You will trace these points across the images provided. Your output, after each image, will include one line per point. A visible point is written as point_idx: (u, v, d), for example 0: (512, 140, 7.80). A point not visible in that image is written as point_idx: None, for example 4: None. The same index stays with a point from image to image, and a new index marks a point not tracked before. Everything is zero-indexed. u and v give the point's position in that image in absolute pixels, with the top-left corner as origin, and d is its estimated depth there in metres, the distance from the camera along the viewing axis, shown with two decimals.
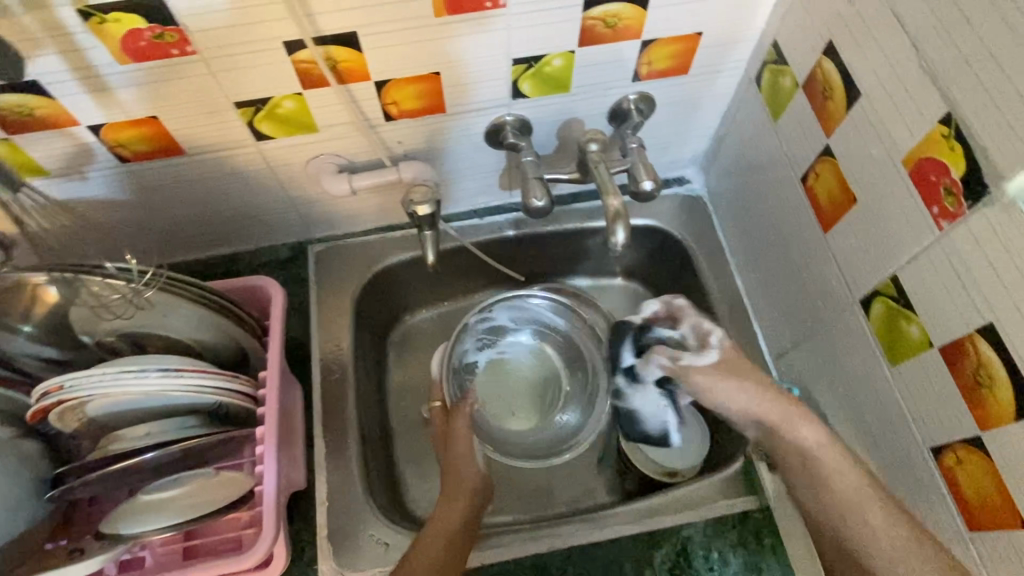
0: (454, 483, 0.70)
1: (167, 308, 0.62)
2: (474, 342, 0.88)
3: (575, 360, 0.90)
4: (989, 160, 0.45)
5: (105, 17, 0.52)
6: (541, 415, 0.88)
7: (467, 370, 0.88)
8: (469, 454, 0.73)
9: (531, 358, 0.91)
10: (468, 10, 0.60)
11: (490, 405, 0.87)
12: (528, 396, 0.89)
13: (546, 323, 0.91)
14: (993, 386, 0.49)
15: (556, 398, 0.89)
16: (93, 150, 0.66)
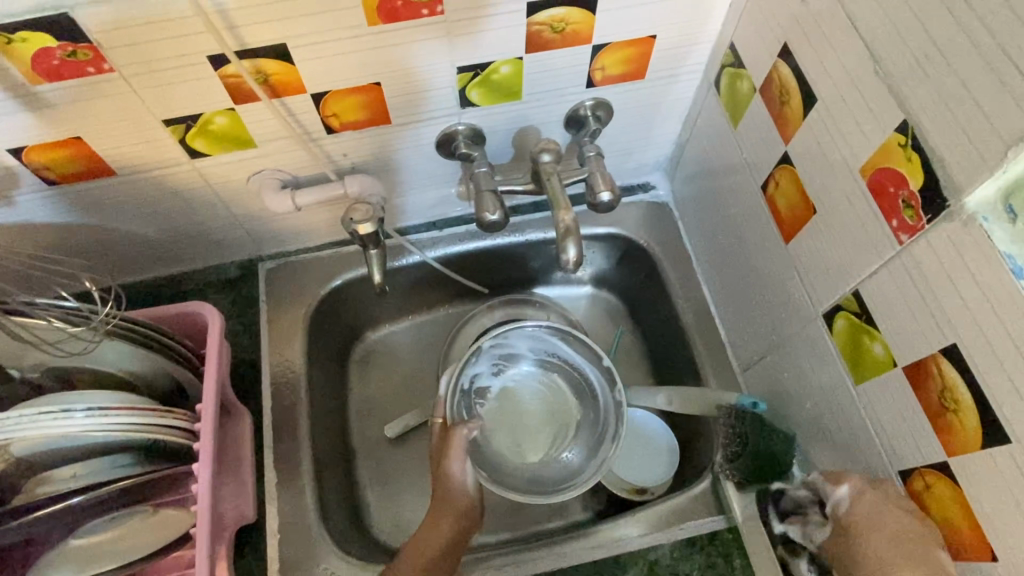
0: (443, 502, 0.63)
1: (110, 348, 0.60)
2: (488, 366, 0.82)
3: (588, 397, 0.82)
4: (946, 172, 0.43)
5: (10, 36, 0.49)
6: (543, 451, 0.79)
7: (477, 396, 0.80)
8: (461, 482, 0.64)
9: (542, 386, 0.83)
10: (404, 18, 0.56)
11: (491, 432, 0.79)
12: (534, 430, 0.80)
13: (564, 358, 0.83)
14: (958, 410, 0.46)
15: (564, 433, 0.81)
16: (16, 174, 0.62)
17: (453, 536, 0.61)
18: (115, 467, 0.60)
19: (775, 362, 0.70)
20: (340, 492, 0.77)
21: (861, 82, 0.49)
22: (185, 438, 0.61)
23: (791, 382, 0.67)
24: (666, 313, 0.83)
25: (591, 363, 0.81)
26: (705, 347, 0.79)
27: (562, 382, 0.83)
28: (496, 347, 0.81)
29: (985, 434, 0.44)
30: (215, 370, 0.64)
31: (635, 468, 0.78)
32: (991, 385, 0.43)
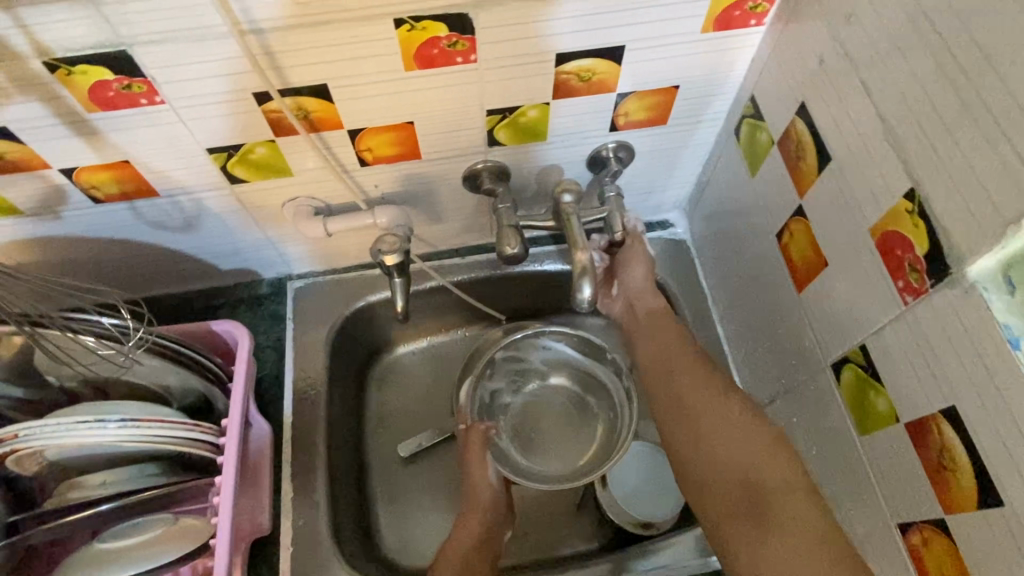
0: (469, 500, 0.74)
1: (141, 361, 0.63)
2: (506, 382, 0.89)
3: (606, 395, 0.87)
4: (950, 242, 0.45)
5: (72, 69, 0.52)
6: (569, 460, 0.85)
7: (498, 410, 0.88)
8: (485, 480, 0.75)
9: (563, 399, 0.89)
10: (439, 65, 0.60)
11: (516, 444, 0.85)
12: (558, 442, 0.86)
13: (575, 365, 0.89)
14: (956, 470, 0.48)
15: (590, 437, 0.86)
16: (67, 192, 0.66)
17: (489, 529, 0.72)
18: (142, 476, 0.62)
19: (784, 407, 0.71)
20: (352, 508, 0.79)
21: (874, 147, 0.51)
22: (211, 452, 0.63)
23: (799, 427, 0.69)
24: None
25: (598, 361, 0.87)
26: None
27: (581, 391, 0.89)
28: (510, 363, 0.88)
29: (981, 496, 0.45)
30: (241, 388, 0.67)
31: (642, 504, 0.79)
32: (985, 448, 0.44)
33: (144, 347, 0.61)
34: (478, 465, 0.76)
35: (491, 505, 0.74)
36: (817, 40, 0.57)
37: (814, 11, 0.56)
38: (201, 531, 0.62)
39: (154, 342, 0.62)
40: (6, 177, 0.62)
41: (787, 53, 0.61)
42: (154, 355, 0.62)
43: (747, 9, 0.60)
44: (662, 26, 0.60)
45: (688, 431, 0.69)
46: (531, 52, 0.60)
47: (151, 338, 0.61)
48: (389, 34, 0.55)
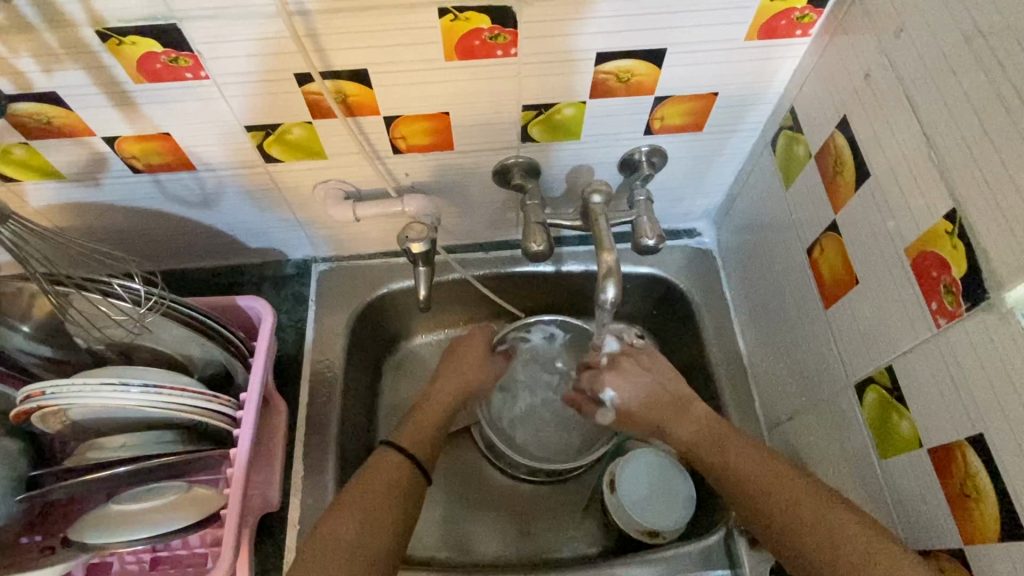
0: (454, 371, 0.78)
1: (162, 326, 0.64)
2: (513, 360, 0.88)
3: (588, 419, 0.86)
4: (989, 265, 0.44)
5: (123, 39, 0.54)
6: (548, 446, 0.86)
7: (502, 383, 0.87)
8: (476, 367, 0.80)
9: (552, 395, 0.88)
10: (479, 57, 0.60)
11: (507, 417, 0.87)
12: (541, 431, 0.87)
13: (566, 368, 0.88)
14: (979, 499, 0.46)
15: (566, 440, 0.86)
16: (108, 160, 0.68)
17: (454, 407, 0.76)
18: (160, 442, 0.64)
19: (802, 425, 0.70)
20: None
21: (915, 166, 0.50)
22: (227, 425, 0.64)
23: (816, 445, 0.67)
24: (698, 358, 0.84)
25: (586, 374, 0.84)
26: (733, 400, 0.79)
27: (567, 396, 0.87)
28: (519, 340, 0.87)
29: (1005, 529, 0.44)
30: (262, 363, 0.68)
31: (651, 511, 0.77)
32: (1012, 479, 0.43)
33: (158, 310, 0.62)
34: (463, 361, 0.80)
35: (468, 384, 0.78)
36: (863, 54, 0.56)
37: (864, 24, 0.55)
38: (212, 500, 0.63)
39: (169, 306, 0.62)
40: (52, 142, 0.64)
41: (832, 65, 0.60)
42: (169, 320, 0.63)
43: (795, 19, 0.60)
44: (705, 31, 0.60)
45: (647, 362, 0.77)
46: (573, 49, 0.60)
47: (167, 301, 0.62)
48: (431, 23, 0.56)
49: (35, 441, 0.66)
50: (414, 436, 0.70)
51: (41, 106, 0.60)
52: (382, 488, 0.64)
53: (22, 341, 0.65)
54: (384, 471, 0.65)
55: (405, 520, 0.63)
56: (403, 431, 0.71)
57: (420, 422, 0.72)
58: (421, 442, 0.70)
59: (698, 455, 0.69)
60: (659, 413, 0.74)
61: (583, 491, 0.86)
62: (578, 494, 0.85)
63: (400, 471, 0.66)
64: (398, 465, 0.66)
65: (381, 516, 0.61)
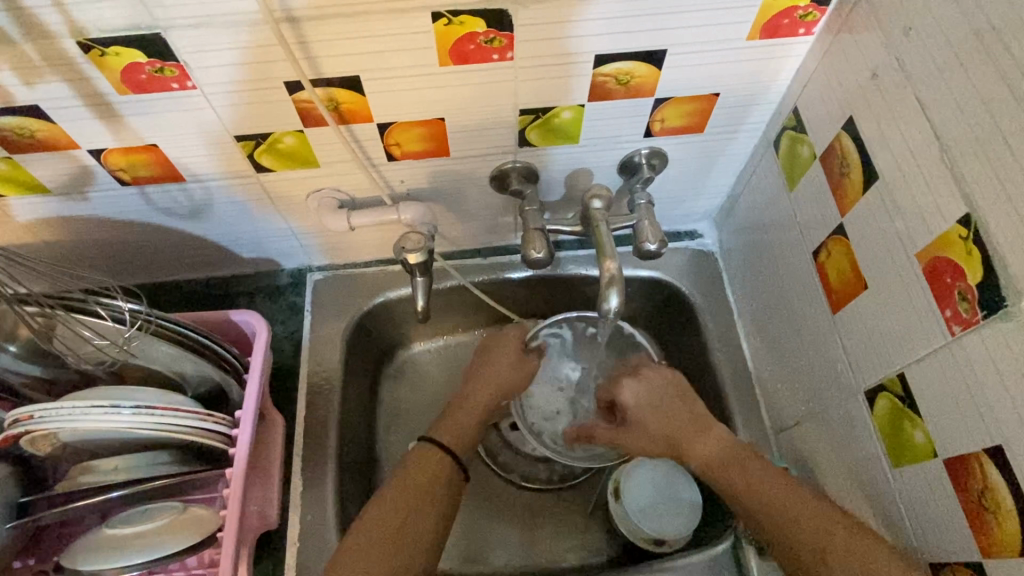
0: (490, 373, 0.76)
1: (151, 347, 0.63)
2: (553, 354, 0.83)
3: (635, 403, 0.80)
4: (1007, 272, 0.42)
5: (105, 50, 0.52)
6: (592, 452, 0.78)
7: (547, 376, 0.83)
8: (513, 367, 0.76)
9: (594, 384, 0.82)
10: (475, 62, 0.58)
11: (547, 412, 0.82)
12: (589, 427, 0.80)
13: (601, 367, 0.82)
14: (998, 513, 0.45)
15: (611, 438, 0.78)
16: (95, 173, 0.66)
17: (486, 410, 0.74)
18: (154, 463, 0.62)
19: (810, 430, 0.69)
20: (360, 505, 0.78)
21: (925, 168, 0.49)
22: (223, 443, 0.62)
23: (825, 452, 0.66)
24: (702, 362, 0.83)
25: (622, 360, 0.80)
26: (738, 405, 0.78)
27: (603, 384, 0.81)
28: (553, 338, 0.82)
29: None
30: (257, 379, 0.66)
31: (659, 520, 0.76)
32: None
33: (145, 329, 0.61)
34: (492, 365, 0.76)
35: (501, 387, 0.75)
36: (870, 52, 0.54)
37: (869, 22, 0.53)
38: (209, 521, 0.61)
39: (155, 325, 0.61)
40: (35, 156, 0.62)
41: (837, 64, 0.59)
42: (156, 340, 0.62)
43: (798, 17, 0.58)
44: (707, 31, 0.58)
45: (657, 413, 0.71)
46: (572, 51, 0.59)
47: (151, 322, 0.61)
48: (426, 28, 0.54)
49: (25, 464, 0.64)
50: (453, 431, 0.70)
51: (24, 120, 0.58)
52: (425, 480, 0.65)
53: (11, 361, 0.63)
54: (426, 464, 0.66)
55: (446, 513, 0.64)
56: (442, 426, 0.71)
57: (457, 416, 0.72)
58: (460, 437, 0.70)
59: (721, 477, 0.65)
60: (675, 427, 0.70)
61: (587, 498, 0.84)
62: (582, 501, 0.84)
63: (442, 463, 0.66)
64: (440, 458, 0.67)
65: (424, 510, 0.63)
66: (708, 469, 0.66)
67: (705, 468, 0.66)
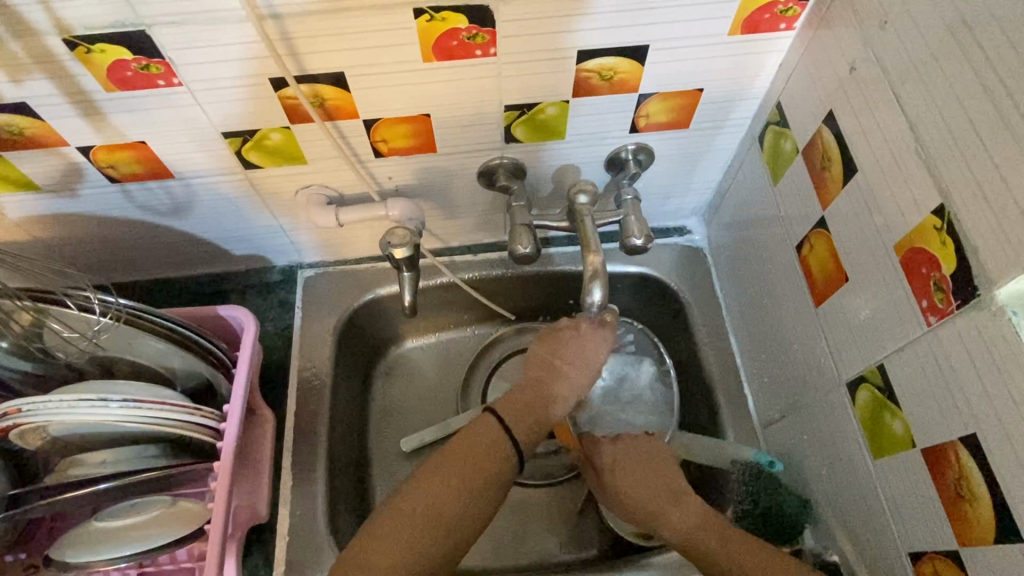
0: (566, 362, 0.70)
1: (133, 337, 0.63)
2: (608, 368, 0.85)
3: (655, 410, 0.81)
4: (979, 262, 0.43)
5: (91, 47, 0.52)
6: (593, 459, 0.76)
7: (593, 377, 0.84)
8: (589, 362, 0.71)
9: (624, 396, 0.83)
10: (458, 58, 0.59)
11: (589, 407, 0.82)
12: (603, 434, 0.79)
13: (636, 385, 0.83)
14: (973, 502, 0.46)
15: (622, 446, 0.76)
16: (84, 170, 0.66)
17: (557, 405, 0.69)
18: (142, 457, 0.63)
19: (795, 424, 0.69)
20: (351, 500, 0.79)
21: (902, 160, 0.49)
22: (211, 437, 0.63)
23: (810, 445, 0.67)
24: (690, 357, 0.83)
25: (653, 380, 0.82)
26: (726, 399, 0.78)
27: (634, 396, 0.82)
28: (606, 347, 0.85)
29: (1000, 531, 0.43)
30: (245, 373, 0.66)
31: None
32: (1007, 479, 0.42)
33: (121, 319, 0.61)
34: (569, 364, 0.71)
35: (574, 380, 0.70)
36: (848, 46, 0.54)
37: (847, 17, 0.54)
38: (197, 514, 0.62)
39: (131, 314, 0.61)
40: (23, 153, 0.63)
41: (817, 60, 0.59)
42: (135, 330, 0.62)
43: (778, 12, 0.58)
44: (689, 26, 0.59)
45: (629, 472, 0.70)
46: (555, 47, 0.59)
47: (126, 311, 0.61)
48: (408, 24, 0.54)
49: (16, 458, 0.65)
50: (526, 428, 0.66)
51: (13, 117, 0.59)
52: (486, 461, 0.62)
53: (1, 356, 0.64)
54: (491, 453, 0.63)
55: (490, 504, 0.62)
56: (518, 410, 0.67)
57: (531, 404, 0.68)
58: (530, 433, 0.67)
59: (698, 545, 0.62)
60: (653, 499, 0.67)
61: (577, 493, 0.85)
62: (572, 496, 0.84)
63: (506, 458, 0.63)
64: (502, 442, 0.64)
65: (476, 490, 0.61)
66: (684, 540, 0.63)
67: (679, 539, 0.63)
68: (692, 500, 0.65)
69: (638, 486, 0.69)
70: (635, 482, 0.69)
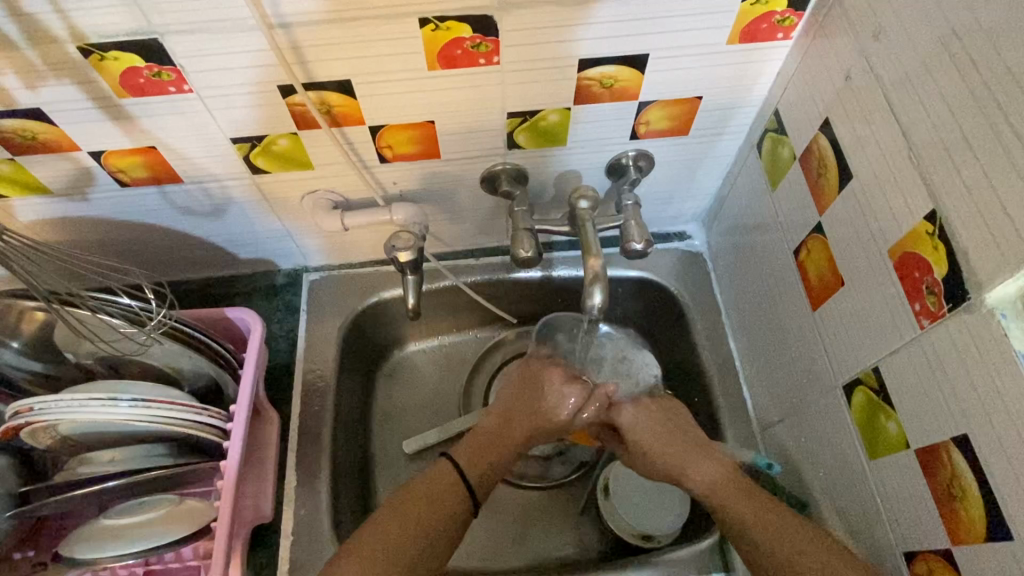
0: (528, 404, 0.71)
1: (161, 345, 0.65)
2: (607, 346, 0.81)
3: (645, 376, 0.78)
4: (970, 267, 0.44)
5: (105, 55, 0.54)
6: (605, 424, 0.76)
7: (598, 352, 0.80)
8: (555, 406, 0.70)
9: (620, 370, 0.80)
10: (462, 67, 0.60)
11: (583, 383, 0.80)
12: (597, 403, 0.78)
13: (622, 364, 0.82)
14: (965, 501, 0.46)
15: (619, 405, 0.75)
16: (95, 174, 0.68)
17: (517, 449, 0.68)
18: (150, 456, 0.64)
19: (793, 427, 0.70)
20: (354, 500, 0.80)
21: (895, 166, 0.51)
22: (217, 437, 0.64)
23: (808, 448, 0.67)
24: (689, 361, 0.84)
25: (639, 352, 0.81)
26: (725, 402, 0.79)
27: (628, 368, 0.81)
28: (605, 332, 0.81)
29: (991, 529, 0.44)
30: (252, 374, 0.68)
31: (644, 517, 0.77)
32: (999, 479, 0.43)
33: (162, 330, 0.64)
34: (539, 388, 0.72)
35: (539, 425, 0.70)
36: (844, 55, 0.56)
37: (843, 26, 0.55)
38: (203, 512, 0.63)
39: (171, 326, 0.64)
40: (38, 158, 0.64)
41: (814, 69, 0.60)
42: (169, 340, 0.64)
43: (775, 22, 0.60)
44: (688, 35, 0.60)
45: (652, 431, 0.70)
46: (556, 56, 0.60)
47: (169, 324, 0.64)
48: (414, 34, 0.56)
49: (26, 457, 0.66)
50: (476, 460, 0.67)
51: (27, 123, 0.60)
52: (435, 512, 0.62)
53: (12, 356, 0.65)
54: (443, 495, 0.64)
55: (449, 539, 0.62)
56: (472, 449, 0.67)
57: (489, 444, 0.68)
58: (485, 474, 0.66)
59: (719, 498, 0.64)
60: (675, 453, 0.68)
61: (577, 495, 0.85)
62: (573, 498, 0.85)
63: (456, 496, 0.64)
64: (452, 482, 0.64)
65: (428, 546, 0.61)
66: (706, 492, 0.65)
67: (704, 490, 0.65)
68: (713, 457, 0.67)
69: (658, 443, 0.69)
70: (655, 443, 0.69)
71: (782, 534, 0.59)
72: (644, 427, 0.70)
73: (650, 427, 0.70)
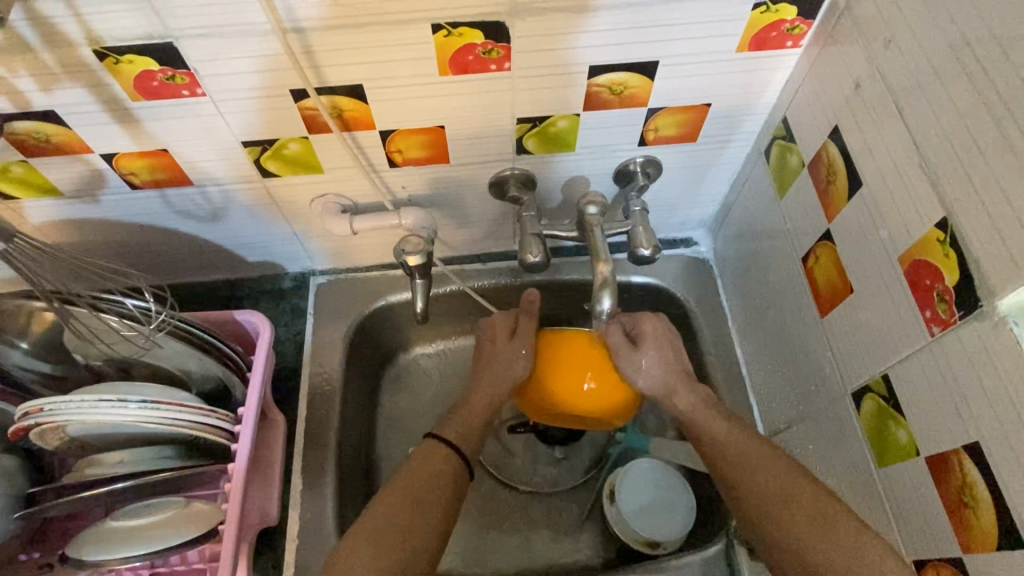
0: (484, 360, 0.70)
1: (163, 343, 0.65)
2: None
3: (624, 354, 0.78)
4: (981, 274, 0.44)
5: (120, 58, 0.54)
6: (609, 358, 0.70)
7: None
8: (507, 354, 0.69)
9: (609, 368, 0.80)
10: (474, 72, 0.60)
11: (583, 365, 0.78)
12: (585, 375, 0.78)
13: None
14: (977, 508, 0.46)
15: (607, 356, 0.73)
16: (106, 176, 0.68)
17: (491, 408, 0.69)
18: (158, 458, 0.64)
19: (800, 433, 0.70)
20: (359, 504, 0.80)
21: (905, 173, 0.51)
22: (225, 439, 0.64)
23: (816, 454, 0.67)
24: (696, 367, 0.84)
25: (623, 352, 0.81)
26: (733, 409, 0.79)
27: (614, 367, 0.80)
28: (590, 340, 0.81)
29: (1003, 535, 0.44)
30: (260, 377, 0.68)
31: (650, 523, 0.77)
32: (1011, 486, 0.43)
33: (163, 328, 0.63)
34: (506, 343, 0.70)
35: (497, 379, 0.68)
36: (853, 64, 0.56)
37: (853, 35, 0.56)
38: (211, 515, 0.63)
39: (173, 325, 0.63)
40: (49, 159, 0.64)
41: (823, 77, 0.61)
42: (169, 338, 0.64)
43: (785, 30, 0.60)
44: (698, 43, 0.60)
45: (664, 357, 0.68)
46: (567, 62, 0.61)
47: (171, 322, 0.63)
48: (426, 39, 0.56)
49: (32, 458, 0.66)
50: (462, 430, 0.68)
51: (40, 125, 0.60)
52: (427, 482, 0.63)
53: (20, 357, 0.65)
54: (429, 468, 0.64)
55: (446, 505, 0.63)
56: (450, 420, 0.69)
57: (465, 412, 0.69)
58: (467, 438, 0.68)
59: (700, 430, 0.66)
60: (673, 375, 0.68)
61: (583, 500, 0.85)
62: (578, 504, 0.85)
63: (447, 461, 0.65)
64: (441, 453, 0.65)
65: (429, 510, 0.61)
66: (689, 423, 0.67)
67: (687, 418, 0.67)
68: (695, 387, 0.68)
69: (671, 372, 0.68)
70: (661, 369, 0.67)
71: (754, 466, 0.62)
72: (660, 354, 0.68)
73: (664, 355, 0.68)
